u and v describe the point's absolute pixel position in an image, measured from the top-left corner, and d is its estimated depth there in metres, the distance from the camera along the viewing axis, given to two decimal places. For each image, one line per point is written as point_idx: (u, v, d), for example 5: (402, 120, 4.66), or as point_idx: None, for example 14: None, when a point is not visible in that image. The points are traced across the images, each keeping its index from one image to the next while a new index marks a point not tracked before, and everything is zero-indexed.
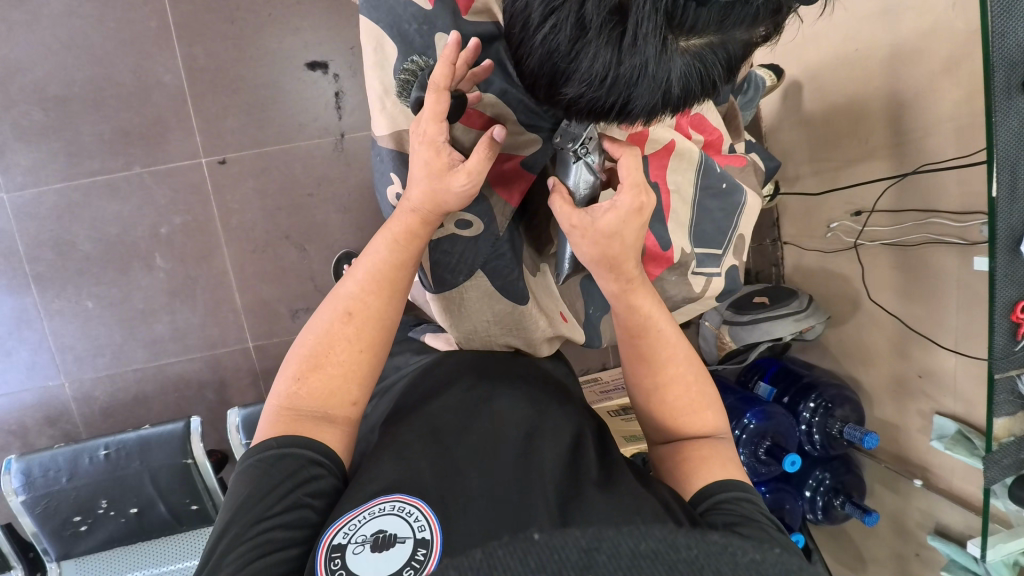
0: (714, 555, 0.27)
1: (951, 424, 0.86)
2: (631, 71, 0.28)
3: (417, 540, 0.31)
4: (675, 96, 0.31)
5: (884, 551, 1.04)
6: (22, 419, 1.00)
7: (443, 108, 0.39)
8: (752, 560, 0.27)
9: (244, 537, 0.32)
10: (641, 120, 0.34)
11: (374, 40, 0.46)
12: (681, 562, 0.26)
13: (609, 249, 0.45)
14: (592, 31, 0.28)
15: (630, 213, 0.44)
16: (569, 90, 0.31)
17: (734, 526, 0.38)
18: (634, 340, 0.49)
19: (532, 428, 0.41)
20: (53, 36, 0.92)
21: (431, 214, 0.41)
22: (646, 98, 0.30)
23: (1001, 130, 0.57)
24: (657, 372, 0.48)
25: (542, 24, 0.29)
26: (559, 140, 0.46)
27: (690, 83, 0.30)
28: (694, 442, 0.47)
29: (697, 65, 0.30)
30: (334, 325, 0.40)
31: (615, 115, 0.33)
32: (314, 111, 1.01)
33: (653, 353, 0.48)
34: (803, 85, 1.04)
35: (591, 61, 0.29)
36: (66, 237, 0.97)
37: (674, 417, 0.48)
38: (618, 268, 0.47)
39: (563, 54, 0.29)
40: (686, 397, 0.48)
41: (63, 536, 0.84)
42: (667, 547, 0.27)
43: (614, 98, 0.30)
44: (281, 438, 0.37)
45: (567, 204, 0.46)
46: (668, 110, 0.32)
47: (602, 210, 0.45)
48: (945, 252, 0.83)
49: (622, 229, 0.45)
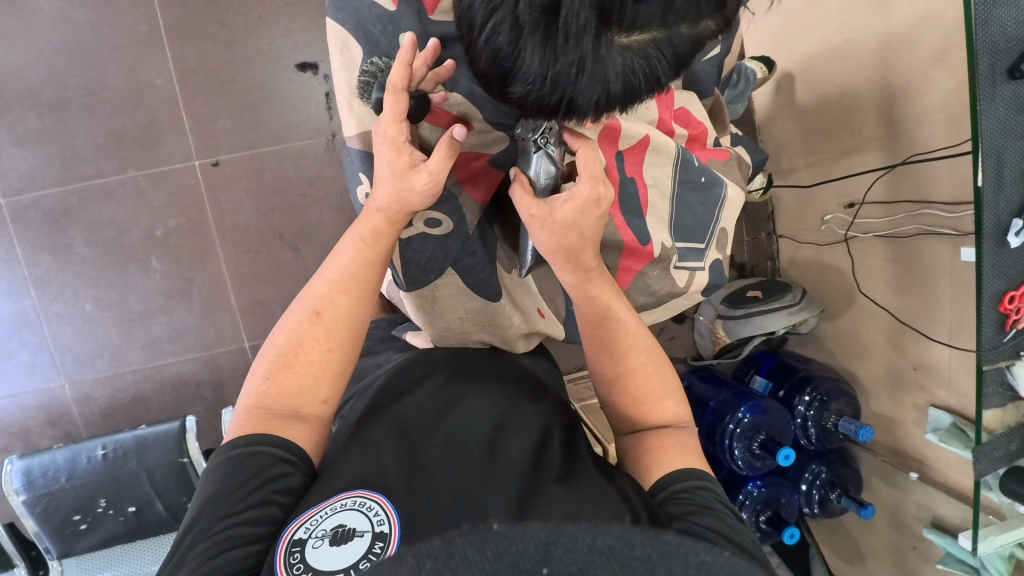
0: (668, 555, 0.27)
1: (946, 415, 0.85)
2: (569, 69, 0.29)
3: (375, 534, 0.32)
4: (618, 93, 0.31)
5: (880, 545, 1.03)
6: (24, 420, 1.01)
7: (403, 110, 0.39)
8: (703, 561, 0.28)
9: (210, 532, 0.33)
10: (591, 116, 0.34)
11: (340, 42, 0.46)
12: (635, 560, 0.26)
13: (566, 240, 0.46)
14: (528, 30, 0.28)
15: (587, 203, 0.44)
16: (517, 88, 0.31)
17: (694, 518, 0.39)
18: (596, 330, 0.49)
19: (500, 424, 0.41)
20: (47, 42, 0.94)
21: (397, 215, 0.42)
22: (588, 95, 0.30)
23: (987, 119, 0.56)
24: (619, 361, 0.49)
25: (484, 24, 0.29)
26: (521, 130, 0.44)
27: (634, 79, 0.30)
28: (653, 432, 0.47)
29: (638, 61, 0.30)
30: (303, 324, 0.40)
31: (564, 113, 0.33)
32: (305, 111, 1.01)
33: (614, 342, 0.49)
34: (795, 76, 1.03)
35: (531, 61, 0.29)
36: (63, 240, 0.98)
37: (633, 405, 0.48)
38: (576, 258, 0.47)
39: (505, 54, 0.29)
40: (647, 385, 0.49)
41: (64, 535, 0.85)
42: (624, 543, 0.27)
43: (559, 96, 0.31)
44: (250, 437, 0.38)
45: (527, 193, 0.45)
46: (616, 106, 0.33)
47: (560, 200, 0.45)
48: (936, 244, 0.82)
49: (579, 219, 0.45)
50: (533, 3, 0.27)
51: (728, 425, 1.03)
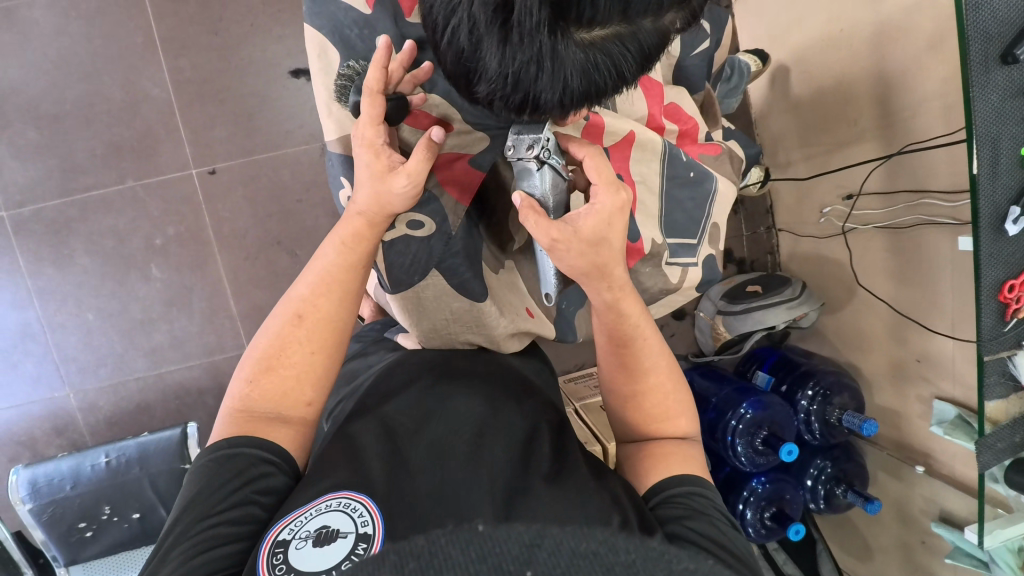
0: (651, 560, 0.27)
1: (950, 407, 0.83)
2: (529, 67, 0.29)
3: (359, 535, 0.32)
4: (582, 89, 0.31)
5: (888, 540, 1.02)
6: (30, 430, 1.02)
7: (380, 111, 0.40)
8: (686, 568, 0.27)
9: (191, 533, 0.33)
10: (559, 112, 0.34)
11: (318, 47, 0.46)
12: (619, 565, 0.26)
13: (597, 257, 0.45)
14: (485, 30, 0.28)
15: (612, 213, 0.44)
16: (482, 87, 0.31)
17: (687, 525, 0.38)
18: (617, 349, 0.49)
19: (488, 424, 0.41)
20: (44, 55, 0.95)
21: (377, 217, 0.42)
22: (551, 92, 0.31)
23: (980, 106, 0.55)
24: (638, 380, 0.48)
25: (446, 25, 0.29)
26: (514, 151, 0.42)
27: (597, 74, 0.30)
28: (660, 441, 0.47)
29: (600, 57, 0.30)
30: (285, 327, 0.41)
31: (531, 110, 0.33)
32: (300, 117, 1.02)
33: (636, 361, 0.48)
34: (789, 68, 1.02)
35: (490, 60, 0.29)
36: (65, 251, 0.99)
37: (646, 422, 0.48)
38: (607, 275, 0.46)
39: (468, 54, 0.30)
40: (664, 405, 0.48)
41: (70, 543, 0.86)
42: (608, 548, 0.27)
43: (523, 95, 0.31)
44: (233, 437, 0.38)
45: (543, 216, 0.43)
46: (582, 102, 0.33)
47: (583, 214, 0.44)
48: (936, 234, 0.81)
49: (607, 232, 0.44)
50: (489, 2, 0.27)
51: (730, 421, 1.02)
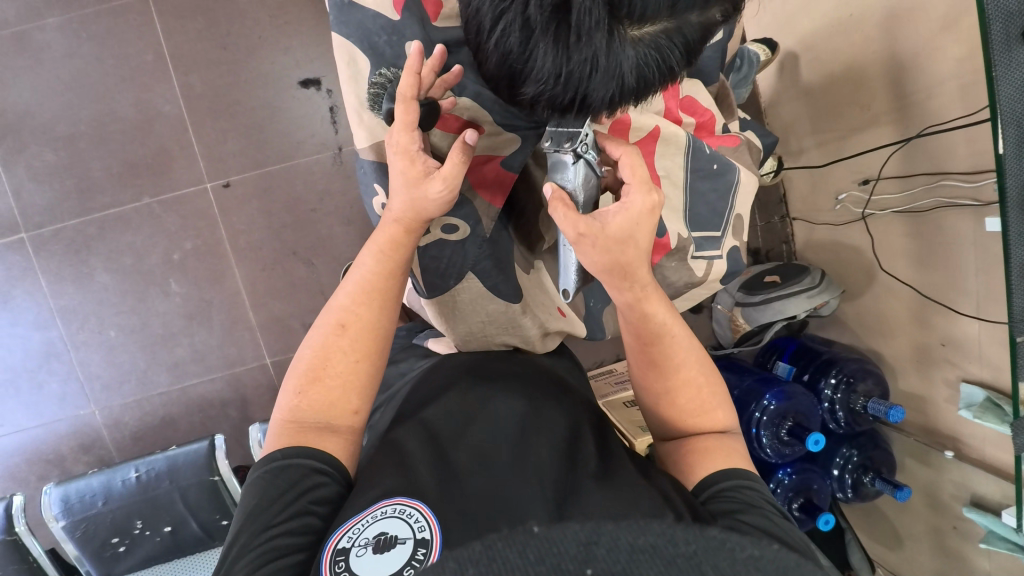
0: (713, 551, 0.26)
1: (979, 390, 0.82)
2: (582, 66, 0.29)
3: (417, 540, 0.33)
4: (632, 85, 0.31)
5: (918, 527, 1.00)
6: (58, 448, 1.03)
7: (413, 117, 0.40)
8: (750, 557, 0.26)
9: (253, 544, 0.33)
10: (604, 111, 0.34)
11: (347, 54, 0.47)
12: (679, 558, 0.25)
13: (622, 255, 0.44)
14: (538, 30, 0.28)
15: (641, 213, 0.44)
16: (528, 88, 0.32)
17: (742, 518, 0.38)
18: (645, 348, 0.48)
19: (531, 425, 0.42)
20: (56, 77, 0.96)
21: (413, 223, 0.42)
22: (602, 90, 0.31)
23: (1003, 85, 0.53)
24: (669, 377, 0.48)
25: (493, 27, 0.29)
26: (551, 143, 0.42)
27: (646, 71, 0.31)
28: (700, 437, 0.47)
29: (649, 52, 0.30)
30: (329, 336, 0.41)
31: (577, 110, 0.33)
32: (310, 126, 1.03)
33: (665, 358, 0.48)
34: (799, 55, 1.02)
35: (543, 60, 0.29)
36: (85, 269, 1.00)
37: (683, 419, 0.48)
38: (631, 274, 0.45)
39: (516, 55, 0.30)
40: (698, 399, 0.48)
41: (103, 557, 0.87)
42: (666, 541, 0.26)
43: (572, 94, 0.31)
44: (286, 449, 0.38)
45: (572, 210, 0.43)
46: (629, 99, 0.33)
47: (611, 213, 0.43)
48: (958, 215, 0.80)
49: (634, 231, 0.44)
50: (543, 4, 0.27)
51: (754, 413, 1.02)
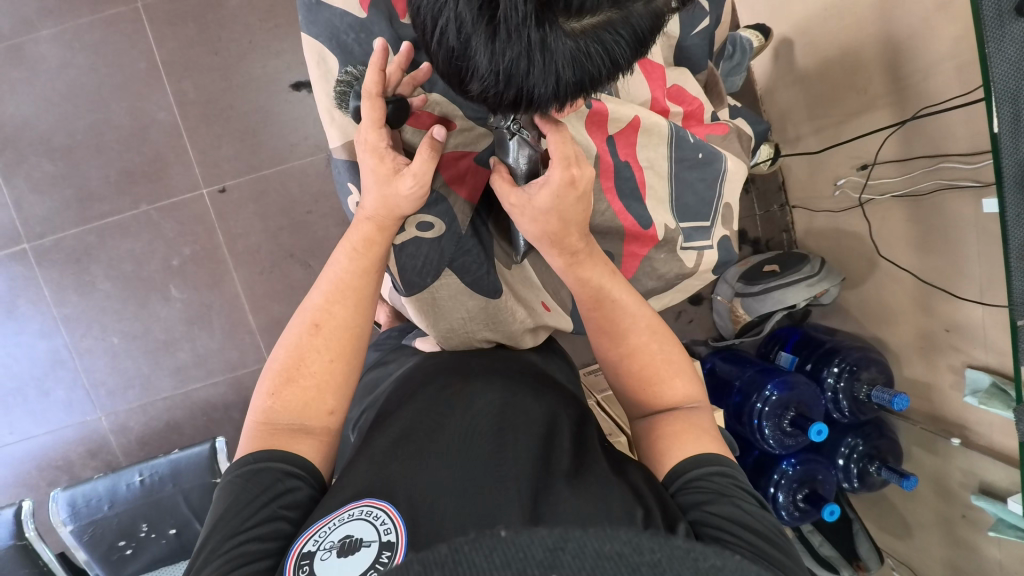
0: (678, 559, 0.26)
1: (984, 375, 0.80)
2: (519, 62, 0.29)
3: (382, 543, 0.32)
4: (576, 79, 0.31)
5: (927, 516, 0.99)
6: (66, 454, 1.05)
7: (380, 114, 0.41)
8: (713, 565, 0.26)
9: (222, 550, 0.33)
10: (554, 106, 0.34)
11: (317, 55, 0.47)
12: (644, 566, 0.25)
13: (548, 226, 0.46)
14: (474, 28, 0.28)
15: (562, 188, 0.43)
16: (475, 85, 0.31)
17: (709, 509, 0.38)
18: (593, 313, 0.49)
19: (506, 421, 0.42)
20: (53, 89, 0.97)
21: (386, 220, 0.43)
22: (544, 85, 0.30)
23: (998, 61, 0.50)
24: (621, 344, 0.49)
25: (435, 24, 0.29)
26: (492, 121, 0.44)
27: (589, 64, 0.30)
28: (665, 415, 0.46)
29: (592, 45, 0.30)
30: (303, 337, 0.42)
31: (525, 105, 0.33)
32: (304, 129, 1.03)
33: (613, 324, 0.49)
34: (793, 41, 1.00)
35: (481, 59, 0.29)
36: (87, 278, 1.02)
37: (642, 387, 0.48)
38: (564, 244, 0.47)
39: (458, 53, 0.30)
40: (652, 364, 0.48)
41: (111, 560, 0.88)
42: (632, 549, 0.26)
43: (515, 90, 0.31)
44: (259, 452, 0.39)
45: (507, 183, 0.47)
46: (576, 93, 0.32)
47: (536, 187, 0.44)
48: (959, 197, 0.78)
49: (556, 205, 0.44)
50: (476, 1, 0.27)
51: (755, 404, 1.02)
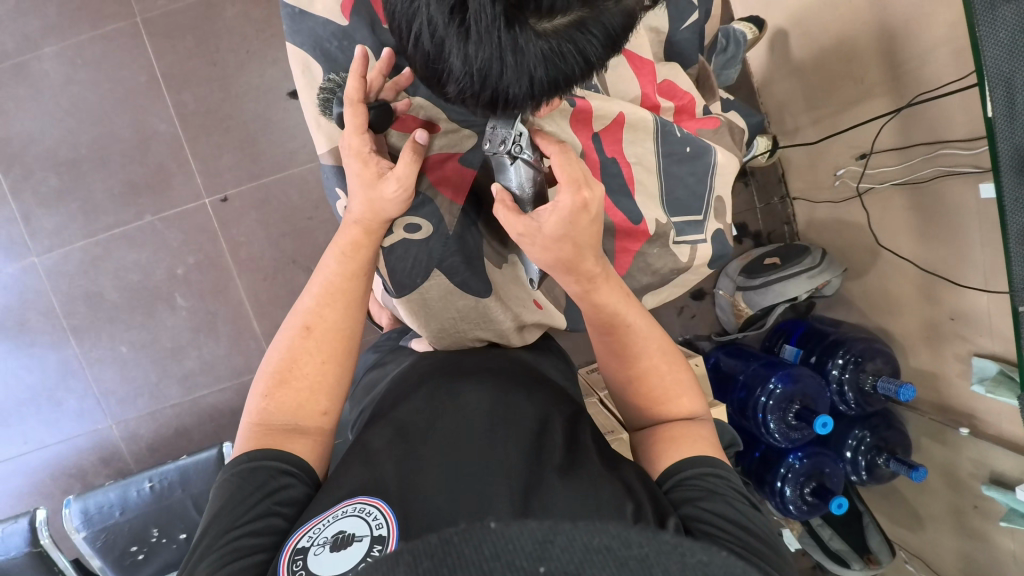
0: (665, 554, 0.26)
1: (991, 363, 0.79)
2: (491, 62, 0.29)
3: (373, 538, 0.33)
4: (550, 78, 0.31)
5: (938, 508, 0.97)
6: (79, 462, 1.07)
7: (362, 120, 0.42)
8: (700, 561, 0.26)
9: (216, 545, 0.34)
10: (532, 105, 0.34)
11: (301, 63, 0.48)
12: (632, 560, 0.25)
13: (560, 253, 0.45)
14: (446, 31, 0.29)
15: (574, 212, 0.43)
16: (452, 86, 0.32)
17: (701, 505, 0.38)
18: (605, 336, 0.49)
19: (497, 418, 0.42)
20: (57, 105, 0.99)
21: (372, 223, 0.44)
22: (518, 85, 0.31)
23: (988, 44, 0.49)
24: (633, 366, 0.48)
25: (410, 28, 0.30)
26: (488, 150, 0.47)
27: (561, 64, 0.31)
28: (669, 426, 0.46)
29: (565, 45, 0.30)
30: (295, 340, 0.43)
31: (503, 105, 0.34)
32: (302, 135, 1.04)
33: (625, 346, 0.49)
34: (788, 32, 0.99)
35: (455, 61, 0.30)
36: (95, 289, 1.04)
37: (652, 406, 0.48)
38: (578, 269, 0.46)
39: (434, 55, 0.30)
40: (663, 385, 0.48)
41: (124, 564, 0.90)
42: (621, 543, 0.26)
43: (490, 90, 0.31)
44: (255, 451, 0.39)
45: (512, 211, 0.45)
46: (552, 92, 0.33)
47: (546, 212, 0.44)
48: (961, 184, 0.77)
49: (569, 230, 0.44)
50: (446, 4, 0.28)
51: (760, 398, 1.02)
